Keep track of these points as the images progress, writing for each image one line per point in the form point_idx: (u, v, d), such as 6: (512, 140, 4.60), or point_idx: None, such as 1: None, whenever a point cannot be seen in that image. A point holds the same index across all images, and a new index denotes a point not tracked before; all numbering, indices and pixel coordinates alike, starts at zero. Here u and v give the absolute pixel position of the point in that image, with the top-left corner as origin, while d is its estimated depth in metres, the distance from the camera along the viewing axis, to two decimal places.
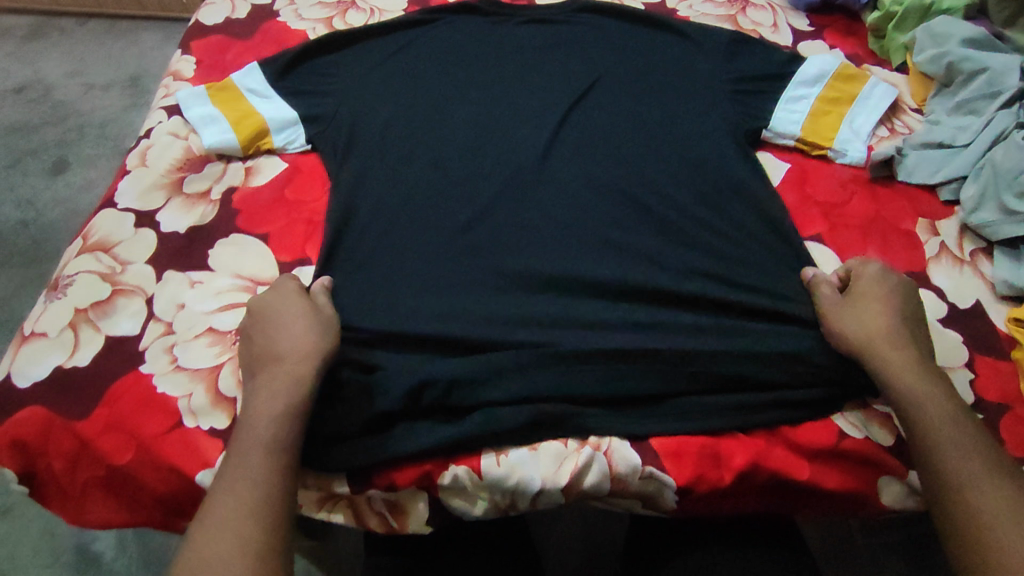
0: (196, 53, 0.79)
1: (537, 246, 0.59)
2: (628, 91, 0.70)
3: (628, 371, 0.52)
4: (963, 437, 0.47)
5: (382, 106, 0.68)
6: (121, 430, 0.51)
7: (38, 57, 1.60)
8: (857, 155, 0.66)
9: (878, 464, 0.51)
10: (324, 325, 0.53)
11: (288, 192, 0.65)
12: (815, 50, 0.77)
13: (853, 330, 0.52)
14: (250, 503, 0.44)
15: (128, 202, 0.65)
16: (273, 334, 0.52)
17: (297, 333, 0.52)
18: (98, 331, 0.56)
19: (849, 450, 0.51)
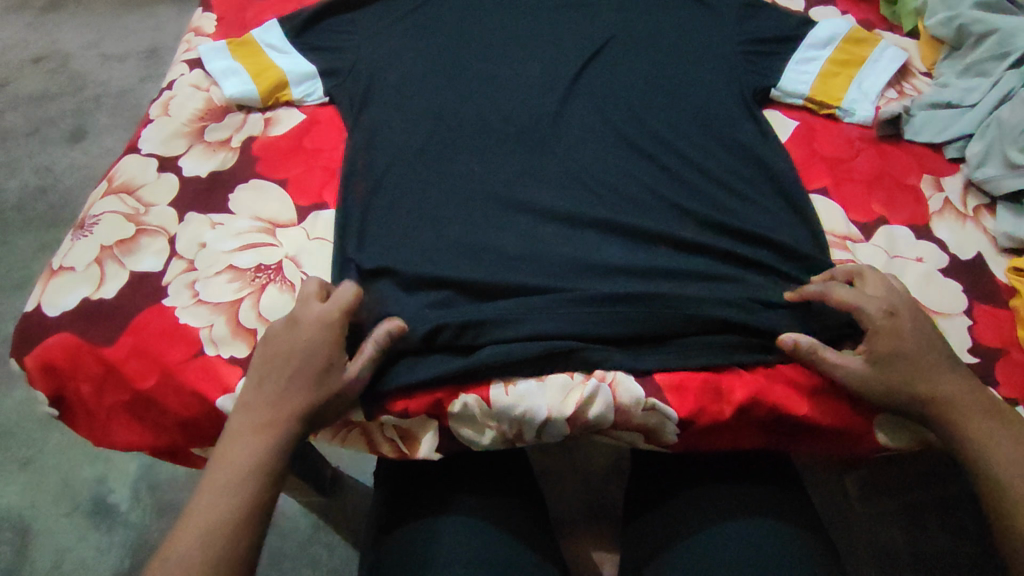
0: (217, 11, 0.81)
1: (548, 195, 0.61)
2: (641, 51, 0.71)
3: (634, 312, 0.54)
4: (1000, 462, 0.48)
5: (399, 60, 0.70)
6: (146, 357, 0.53)
7: (56, 28, 1.62)
8: (865, 114, 0.67)
9: (873, 403, 0.53)
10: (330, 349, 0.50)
11: (306, 142, 0.67)
12: (826, 15, 0.78)
13: (868, 380, 0.50)
14: (233, 495, 0.46)
15: (151, 148, 0.67)
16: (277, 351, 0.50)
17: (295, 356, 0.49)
18: (123, 267, 0.58)
19: (845, 387, 0.53)
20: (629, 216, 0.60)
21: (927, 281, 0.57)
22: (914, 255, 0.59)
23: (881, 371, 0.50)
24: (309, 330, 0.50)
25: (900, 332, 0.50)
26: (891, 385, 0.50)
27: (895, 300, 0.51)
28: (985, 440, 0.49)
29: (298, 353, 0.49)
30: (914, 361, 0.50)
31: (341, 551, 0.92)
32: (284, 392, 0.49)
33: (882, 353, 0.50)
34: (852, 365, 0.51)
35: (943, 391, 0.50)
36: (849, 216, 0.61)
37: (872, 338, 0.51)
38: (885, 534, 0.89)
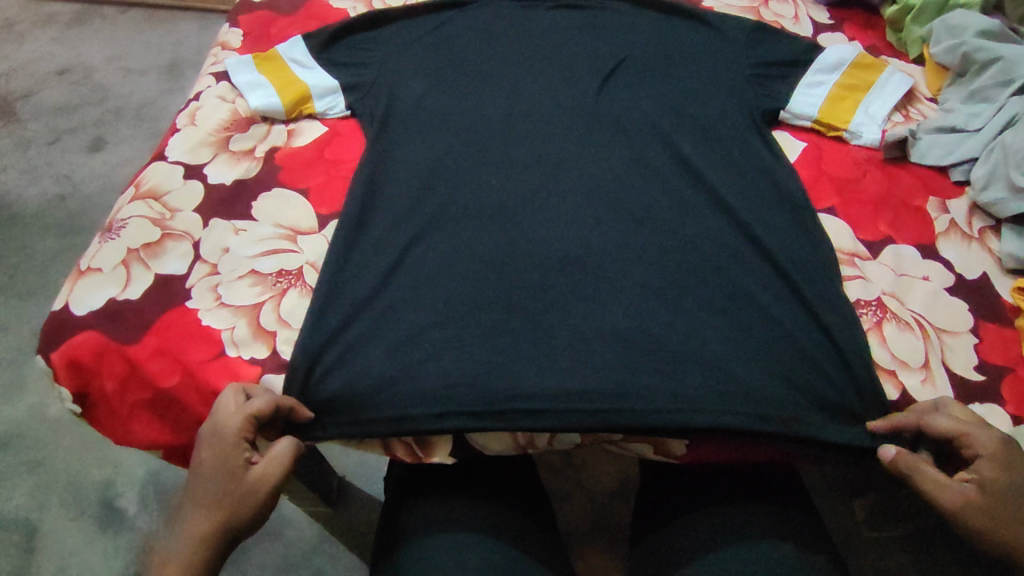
0: (244, 26, 0.85)
1: (563, 208, 0.63)
2: (652, 74, 0.74)
3: (646, 323, 0.55)
4: None
5: (420, 77, 0.73)
6: (169, 357, 0.55)
7: (80, 41, 1.66)
8: (871, 137, 0.69)
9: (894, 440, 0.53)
10: (235, 468, 0.49)
11: (327, 153, 0.69)
12: (834, 41, 0.81)
13: (976, 510, 0.47)
14: None
15: (177, 155, 0.69)
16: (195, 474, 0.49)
17: (210, 477, 0.49)
18: (148, 270, 0.60)
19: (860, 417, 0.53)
20: (645, 227, 0.61)
21: (933, 300, 0.58)
22: (921, 274, 0.60)
23: (995, 504, 0.47)
24: (210, 444, 0.49)
25: (1014, 465, 0.47)
26: (998, 520, 0.47)
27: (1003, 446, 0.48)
28: None
29: (201, 469, 0.49)
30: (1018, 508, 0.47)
31: (346, 562, 0.92)
32: (195, 523, 0.48)
33: (994, 483, 0.47)
34: (957, 490, 0.48)
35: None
36: (857, 235, 0.62)
37: (988, 464, 0.47)
38: (893, 561, 0.89)
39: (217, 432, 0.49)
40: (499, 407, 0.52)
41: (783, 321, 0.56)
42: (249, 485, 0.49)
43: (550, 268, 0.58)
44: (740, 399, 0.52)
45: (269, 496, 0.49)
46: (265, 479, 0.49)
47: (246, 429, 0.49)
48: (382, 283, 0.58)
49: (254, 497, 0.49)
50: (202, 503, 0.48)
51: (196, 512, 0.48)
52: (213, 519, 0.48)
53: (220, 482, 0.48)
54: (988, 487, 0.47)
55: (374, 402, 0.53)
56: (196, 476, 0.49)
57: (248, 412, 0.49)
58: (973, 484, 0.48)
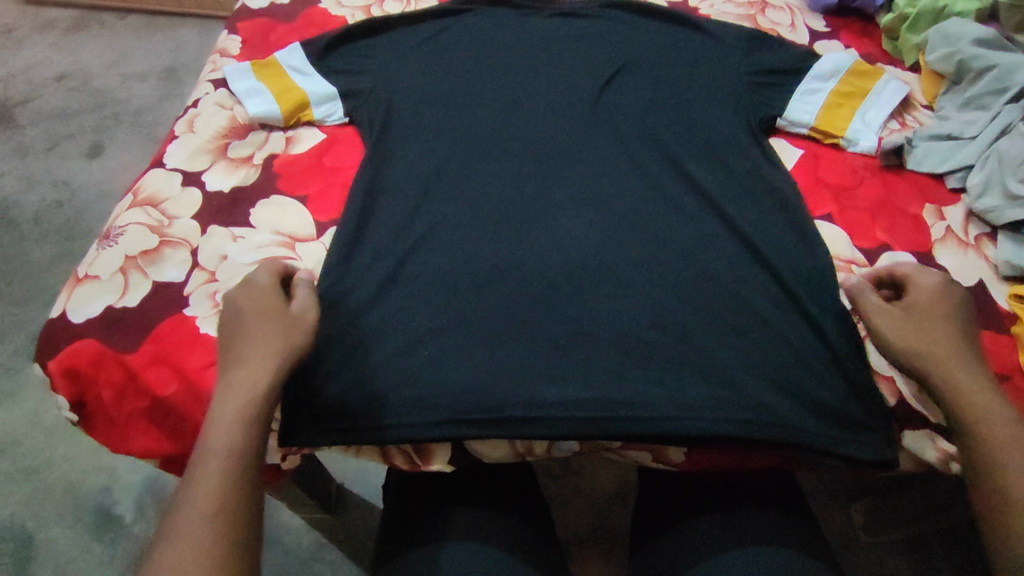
0: (242, 33, 0.85)
1: (561, 213, 0.63)
2: (648, 82, 0.75)
3: (644, 329, 0.55)
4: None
5: (420, 84, 0.74)
6: (167, 365, 0.54)
7: (78, 47, 1.67)
8: (868, 144, 0.69)
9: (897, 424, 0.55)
10: (274, 304, 0.51)
11: (325, 160, 0.70)
12: (830, 49, 0.82)
13: (903, 327, 0.53)
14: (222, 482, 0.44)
15: (176, 163, 0.69)
16: (239, 322, 0.50)
17: (256, 322, 0.50)
18: (146, 277, 0.60)
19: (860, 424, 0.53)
20: (643, 233, 0.61)
21: None
22: None
23: (918, 323, 0.53)
24: (241, 293, 0.52)
25: (942, 298, 0.54)
26: (927, 345, 0.52)
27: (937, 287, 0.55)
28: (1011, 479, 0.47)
29: (235, 321, 0.51)
30: (940, 333, 0.52)
31: (345, 569, 0.92)
32: (252, 364, 0.48)
33: (921, 307, 0.54)
34: (891, 308, 0.54)
35: (975, 395, 0.50)
36: (854, 242, 0.62)
37: (921, 292, 0.54)
38: (890, 565, 0.89)
39: (248, 282, 0.53)
40: (497, 414, 0.52)
41: (780, 327, 0.56)
42: (289, 316, 0.51)
43: (549, 272, 0.59)
44: (738, 404, 0.52)
45: (306, 324, 0.51)
46: (302, 311, 0.52)
47: (273, 278, 0.54)
48: (381, 287, 0.58)
49: (294, 326, 0.51)
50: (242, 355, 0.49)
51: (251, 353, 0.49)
52: (264, 351, 0.49)
53: (262, 322, 0.50)
54: (918, 309, 0.54)
55: (371, 409, 0.53)
56: (229, 334, 0.51)
57: (273, 267, 0.55)
58: (902, 308, 0.54)
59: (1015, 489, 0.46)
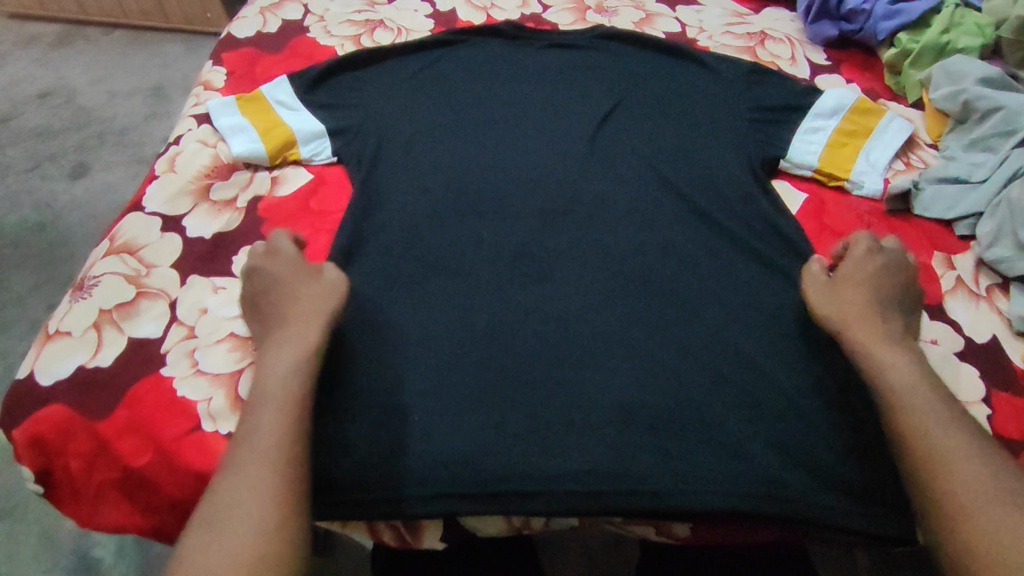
0: (227, 64, 0.82)
1: (557, 262, 0.60)
2: (646, 119, 0.73)
3: (646, 390, 0.53)
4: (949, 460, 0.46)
5: (411, 120, 0.71)
6: (141, 432, 0.51)
7: (63, 64, 1.63)
8: (874, 187, 0.67)
9: None
10: (309, 277, 0.55)
11: (312, 203, 0.67)
12: (831, 83, 0.80)
13: (828, 293, 0.56)
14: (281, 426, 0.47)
15: (155, 206, 0.66)
16: (275, 293, 0.54)
17: (297, 290, 0.54)
18: (121, 333, 0.56)
19: (873, 495, 0.50)
20: (642, 283, 0.59)
21: (945, 366, 0.55)
22: (929, 336, 0.57)
23: (841, 289, 0.55)
24: (273, 262, 0.56)
25: (869, 270, 0.56)
26: (845, 311, 0.54)
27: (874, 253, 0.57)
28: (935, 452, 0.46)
29: (274, 288, 0.55)
30: (863, 300, 0.54)
31: None
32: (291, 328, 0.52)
33: (850, 276, 0.56)
34: (820, 279, 0.57)
35: (900, 371, 0.50)
36: None
37: (853, 264, 0.57)
38: None
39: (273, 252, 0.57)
40: (491, 489, 0.49)
41: (785, 388, 0.53)
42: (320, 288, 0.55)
43: (546, 325, 0.56)
44: (740, 473, 0.50)
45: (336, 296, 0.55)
46: (331, 284, 0.56)
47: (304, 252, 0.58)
48: (369, 343, 0.55)
49: (325, 295, 0.55)
50: (286, 326, 0.53)
51: (296, 321, 0.53)
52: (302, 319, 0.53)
53: (297, 291, 0.54)
54: (840, 277, 0.56)
55: (356, 483, 0.50)
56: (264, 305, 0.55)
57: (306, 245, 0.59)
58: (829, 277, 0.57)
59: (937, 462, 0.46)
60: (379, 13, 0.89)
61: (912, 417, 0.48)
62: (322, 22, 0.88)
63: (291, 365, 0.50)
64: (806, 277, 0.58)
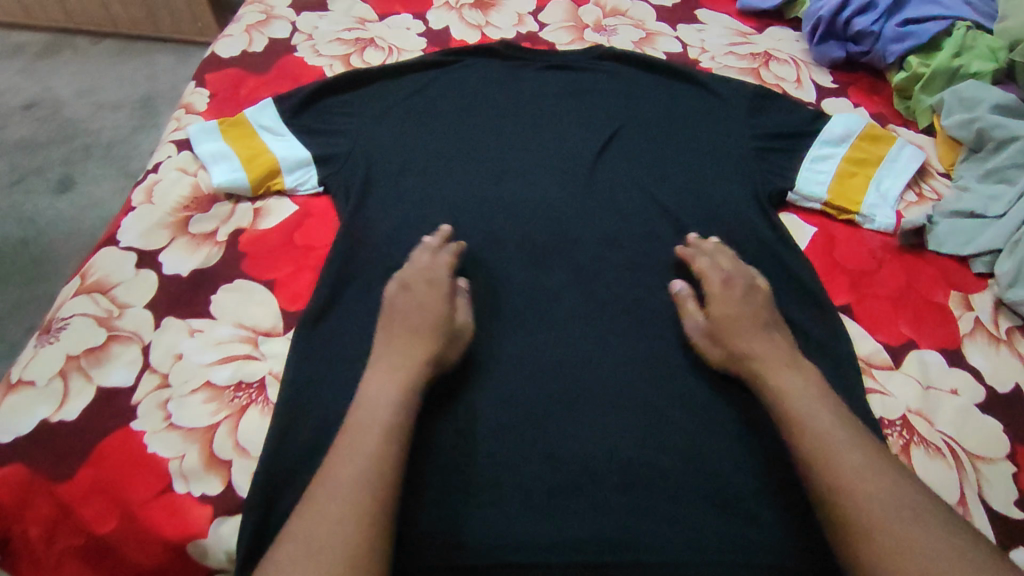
0: (210, 86, 0.79)
1: (553, 307, 0.59)
2: (646, 146, 0.70)
3: (639, 452, 0.52)
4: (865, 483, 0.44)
5: (402, 149, 0.68)
6: (107, 495, 0.48)
7: (51, 75, 1.59)
8: (886, 221, 0.64)
9: None
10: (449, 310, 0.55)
11: (296, 237, 0.64)
12: (839, 107, 0.77)
13: (712, 335, 0.56)
14: (373, 452, 0.46)
15: (130, 241, 0.63)
16: (406, 321, 0.54)
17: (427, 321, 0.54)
18: (89, 381, 0.53)
19: None
20: (641, 334, 0.58)
21: (965, 419, 0.52)
22: (948, 386, 0.54)
23: (720, 329, 0.55)
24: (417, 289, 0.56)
25: (744, 304, 0.56)
26: (736, 351, 0.54)
27: (735, 279, 0.58)
28: (849, 475, 0.45)
29: (404, 317, 0.54)
30: (742, 333, 0.54)
31: None
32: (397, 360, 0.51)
33: (725, 312, 0.56)
34: (703, 322, 0.57)
35: (801, 402, 0.50)
36: (878, 337, 0.56)
37: (722, 301, 0.57)
38: None
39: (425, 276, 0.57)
40: (482, 560, 0.48)
41: (764, 441, 0.53)
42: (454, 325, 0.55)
43: (541, 379, 0.55)
44: (738, 538, 0.49)
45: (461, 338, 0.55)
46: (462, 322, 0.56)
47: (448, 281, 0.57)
48: None
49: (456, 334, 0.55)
50: (407, 355, 0.52)
51: (415, 348, 0.52)
52: (415, 352, 0.52)
53: (431, 320, 0.54)
54: (716, 315, 0.56)
55: None
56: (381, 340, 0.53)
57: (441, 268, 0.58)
58: (706, 317, 0.57)
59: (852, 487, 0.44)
60: (369, 31, 0.86)
61: (816, 445, 0.47)
62: (310, 40, 0.85)
63: (400, 389, 0.49)
64: (688, 331, 0.57)
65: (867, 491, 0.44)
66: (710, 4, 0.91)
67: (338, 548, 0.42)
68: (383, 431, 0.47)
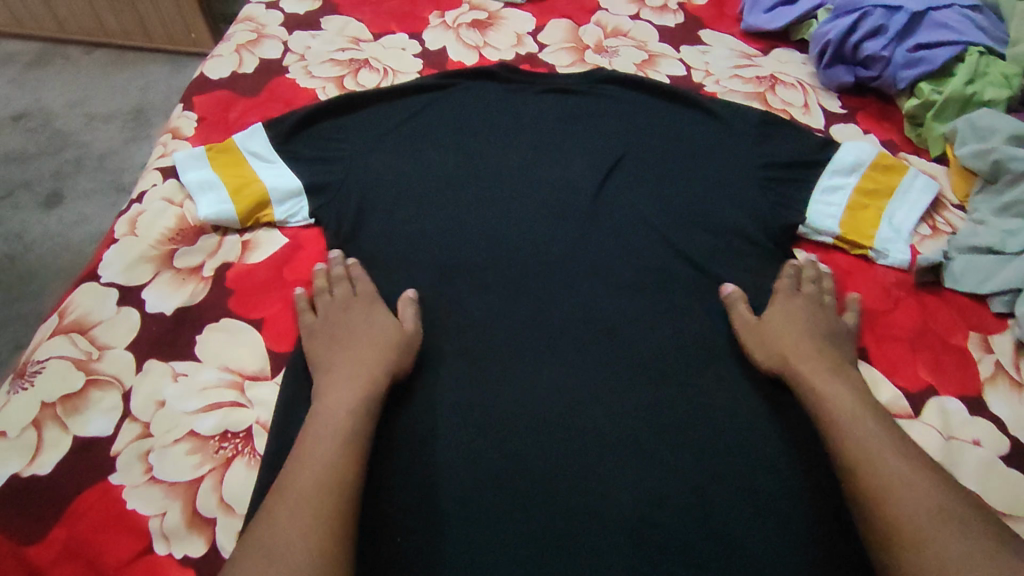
0: (197, 109, 0.76)
1: (555, 348, 0.56)
2: (651, 175, 0.67)
3: (651, 510, 0.50)
4: (908, 495, 0.45)
5: (396, 178, 0.65)
6: (81, 557, 0.45)
7: (40, 86, 1.48)
8: (900, 257, 0.62)
9: None
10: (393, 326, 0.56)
11: (286, 273, 0.61)
12: (847, 133, 0.75)
13: (758, 338, 0.57)
14: (330, 461, 0.46)
15: (112, 276, 0.60)
16: (346, 342, 0.55)
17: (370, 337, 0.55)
18: (66, 431, 0.50)
19: None
20: (648, 375, 0.55)
21: (989, 473, 0.50)
22: (970, 437, 0.52)
23: (766, 334, 0.57)
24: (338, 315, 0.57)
25: (798, 316, 0.57)
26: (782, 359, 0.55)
27: (789, 292, 0.59)
28: (893, 485, 0.45)
29: (342, 336, 0.55)
30: (795, 343, 0.55)
31: None
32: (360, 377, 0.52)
33: (778, 321, 0.57)
34: (752, 324, 0.57)
35: (850, 410, 0.50)
36: (895, 383, 0.55)
37: (777, 311, 0.58)
38: None
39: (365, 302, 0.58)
40: None
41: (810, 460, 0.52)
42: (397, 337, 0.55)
43: (544, 429, 0.52)
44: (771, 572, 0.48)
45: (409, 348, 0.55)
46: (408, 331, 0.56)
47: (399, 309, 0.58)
48: None
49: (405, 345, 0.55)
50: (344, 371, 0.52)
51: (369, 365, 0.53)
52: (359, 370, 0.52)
53: (373, 338, 0.55)
54: (768, 322, 0.57)
55: None
56: (326, 354, 0.54)
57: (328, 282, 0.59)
58: (758, 321, 0.58)
59: (893, 497, 0.45)
60: (364, 51, 0.83)
61: (865, 454, 0.47)
62: (303, 61, 0.82)
63: (356, 402, 0.50)
64: (735, 326, 0.58)
65: (913, 505, 0.44)
66: (713, 25, 0.89)
67: (295, 549, 0.41)
68: (345, 441, 0.47)
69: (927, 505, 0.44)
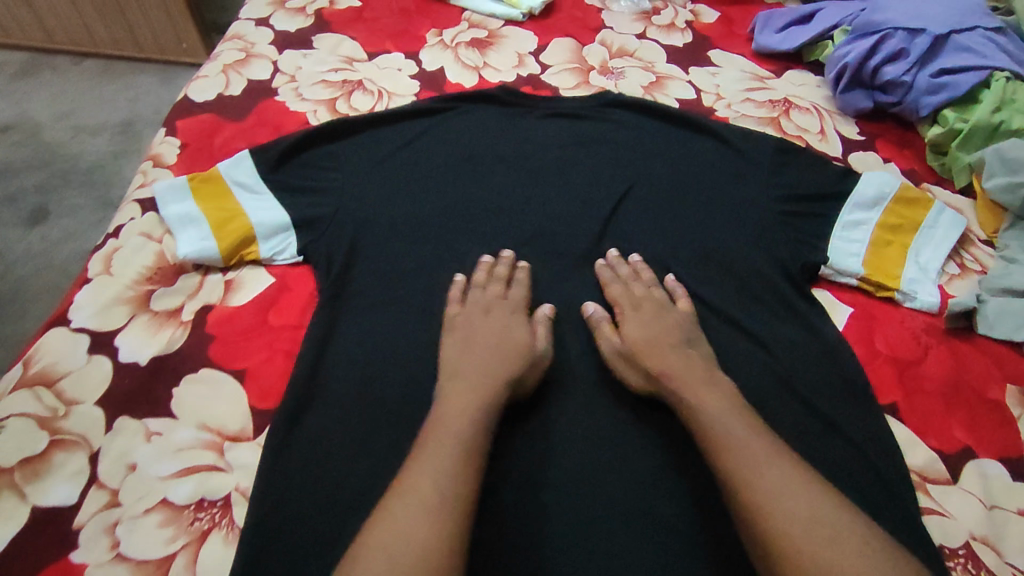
0: (180, 135, 0.72)
1: (561, 400, 0.52)
2: (664, 208, 0.63)
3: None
4: (792, 501, 0.41)
5: (393, 212, 0.61)
6: None
7: (27, 96, 1.42)
8: (929, 299, 0.58)
9: None
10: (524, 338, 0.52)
11: (271, 316, 0.57)
12: (867, 162, 0.71)
13: (636, 346, 0.52)
14: (455, 464, 0.43)
15: (82, 320, 0.55)
16: (488, 350, 0.51)
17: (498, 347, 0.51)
18: (23, 501, 0.46)
19: None
20: (659, 427, 0.51)
21: None
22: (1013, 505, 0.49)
23: (640, 346, 0.52)
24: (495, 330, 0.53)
25: (666, 324, 0.53)
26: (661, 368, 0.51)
27: (662, 308, 0.55)
28: (773, 492, 0.41)
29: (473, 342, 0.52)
30: (660, 350, 0.51)
31: None
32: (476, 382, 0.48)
33: (639, 333, 0.53)
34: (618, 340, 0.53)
35: (724, 416, 0.46)
36: (932, 444, 0.51)
37: (638, 322, 0.54)
38: None
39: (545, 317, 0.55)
40: None
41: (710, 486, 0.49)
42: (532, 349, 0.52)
43: (554, 492, 0.48)
44: None
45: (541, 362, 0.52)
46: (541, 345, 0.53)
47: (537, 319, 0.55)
48: (344, 517, 0.46)
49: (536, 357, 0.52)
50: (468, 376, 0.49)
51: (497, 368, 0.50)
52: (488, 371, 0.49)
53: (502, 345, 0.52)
54: (630, 336, 0.53)
55: None
56: (463, 359, 0.51)
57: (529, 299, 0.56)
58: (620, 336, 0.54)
59: (773, 505, 0.41)
60: (358, 72, 0.79)
61: (738, 463, 0.43)
62: (294, 82, 0.78)
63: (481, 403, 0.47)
64: (603, 353, 0.53)
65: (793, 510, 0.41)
66: (723, 46, 0.85)
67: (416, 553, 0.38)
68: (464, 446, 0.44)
69: (808, 508, 0.41)
